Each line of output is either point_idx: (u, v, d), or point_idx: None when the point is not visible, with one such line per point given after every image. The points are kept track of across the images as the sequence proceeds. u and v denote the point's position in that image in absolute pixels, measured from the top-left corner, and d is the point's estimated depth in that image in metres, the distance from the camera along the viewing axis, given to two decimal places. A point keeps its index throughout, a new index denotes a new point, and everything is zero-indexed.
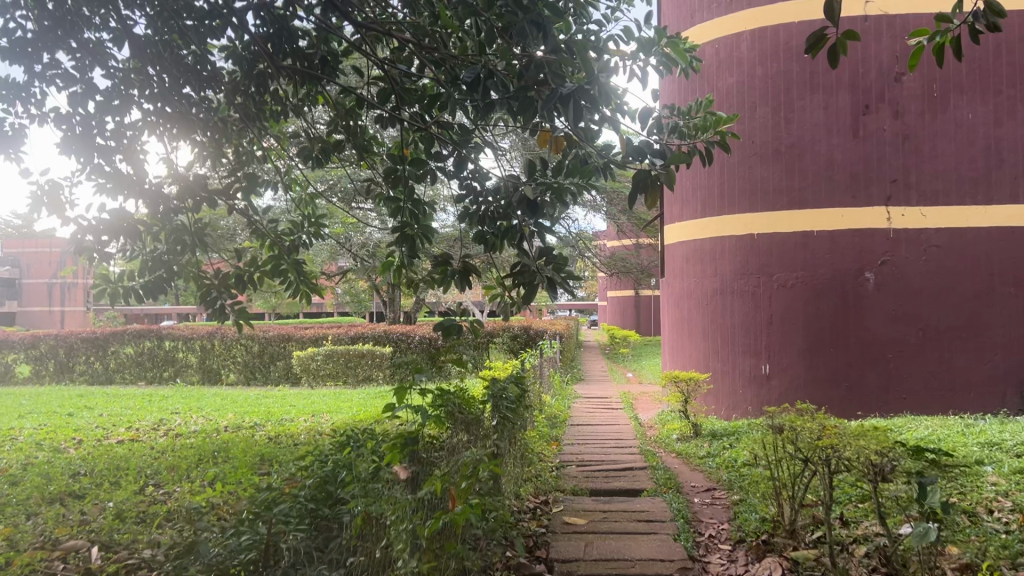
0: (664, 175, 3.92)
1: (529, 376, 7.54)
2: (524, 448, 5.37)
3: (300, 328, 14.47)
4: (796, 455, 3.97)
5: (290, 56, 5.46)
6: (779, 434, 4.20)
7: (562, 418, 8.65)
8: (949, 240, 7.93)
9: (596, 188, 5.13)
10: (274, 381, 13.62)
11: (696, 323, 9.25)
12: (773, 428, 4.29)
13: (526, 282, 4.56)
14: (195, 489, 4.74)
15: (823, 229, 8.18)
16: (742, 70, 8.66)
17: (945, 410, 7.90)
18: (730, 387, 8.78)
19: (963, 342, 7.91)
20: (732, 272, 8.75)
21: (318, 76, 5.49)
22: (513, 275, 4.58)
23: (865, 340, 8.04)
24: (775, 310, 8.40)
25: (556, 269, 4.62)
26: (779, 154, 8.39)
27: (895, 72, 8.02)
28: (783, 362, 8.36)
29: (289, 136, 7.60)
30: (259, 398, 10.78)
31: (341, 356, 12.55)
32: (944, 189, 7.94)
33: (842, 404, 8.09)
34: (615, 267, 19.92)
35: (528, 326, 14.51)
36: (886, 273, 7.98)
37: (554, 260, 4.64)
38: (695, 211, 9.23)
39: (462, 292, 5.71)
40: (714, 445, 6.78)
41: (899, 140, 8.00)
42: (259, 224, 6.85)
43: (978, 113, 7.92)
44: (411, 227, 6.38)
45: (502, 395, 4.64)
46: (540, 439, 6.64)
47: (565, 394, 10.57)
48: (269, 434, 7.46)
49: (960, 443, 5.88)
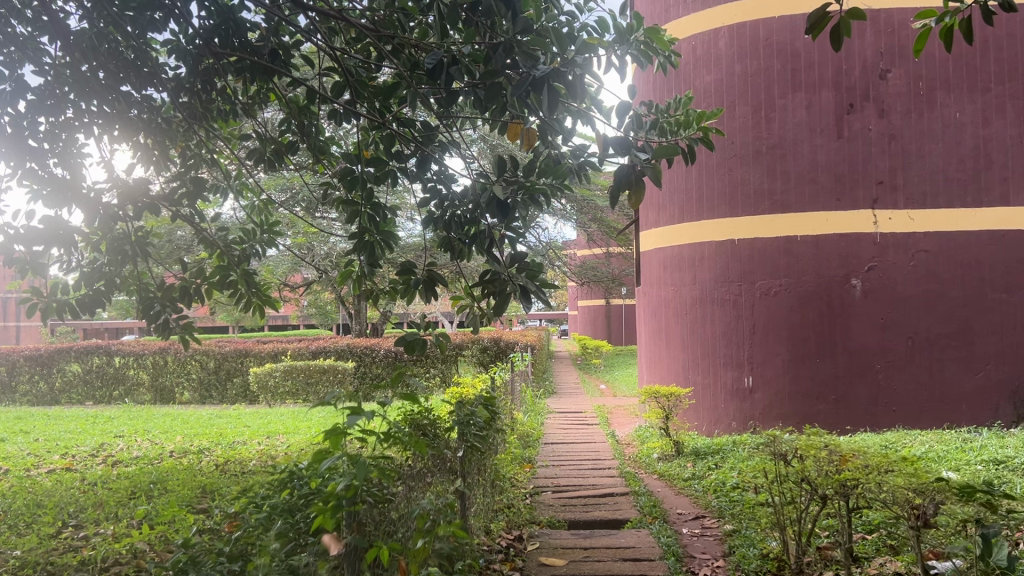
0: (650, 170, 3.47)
1: (499, 394, 7.05)
2: (495, 476, 4.86)
3: (259, 343, 13.80)
4: (803, 486, 3.53)
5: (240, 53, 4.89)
6: (782, 462, 3.75)
7: (536, 436, 8.14)
8: (939, 245, 7.57)
9: (573, 189, 4.66)
10: (231, 398, 12.96)
11: (673, 333, 8.82)
12: (775, 455, 3.85)
13: (498, 291, 4.08)
14: (120, 532, 4.16)
15: (808, 233, 7.79)
16: (720, 68, 8.27)
17: (937, 423, 7.53)
18: (711, 401, 8.34)
19: (954, 351, 7.55)
20: (712, 279, 8.32)
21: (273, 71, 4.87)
22: (482, 283, 4.09)
23: (852, 350, 7.64)
24: (758, 319, 7.98)
25: (531, 276, 4.14)
26: (760, 156, 7.99)
27: (879, 69, 7.67)
28: (767, 375, 7.93)
29: (239, 138, 7.05)
30: (213, 418, 10.13)
31: (300, 373, 11.95)
32: (932, 191, 7.59)
33: (830, 418, 7.68)
34: (586, 276, 19.48)
35: (498, 339, 14.00)
36: (873, 280, 7.61)
37: (529, 266, 4.16)
38: (673, 216, 8.81)
39: (426, 303, 5.19)
40: (699, 465, 6.34)
41: (885, 140, 7.65)
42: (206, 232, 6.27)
43: (966, 111, 7.59)
44: (371, 233, 5.87)
45: (470, 420, 4.14)
46: (513, 462, 6.14)
47: (538, 409, 10.07)
48: (216, 460, 6.87)
49: (964, 462, 5.47)
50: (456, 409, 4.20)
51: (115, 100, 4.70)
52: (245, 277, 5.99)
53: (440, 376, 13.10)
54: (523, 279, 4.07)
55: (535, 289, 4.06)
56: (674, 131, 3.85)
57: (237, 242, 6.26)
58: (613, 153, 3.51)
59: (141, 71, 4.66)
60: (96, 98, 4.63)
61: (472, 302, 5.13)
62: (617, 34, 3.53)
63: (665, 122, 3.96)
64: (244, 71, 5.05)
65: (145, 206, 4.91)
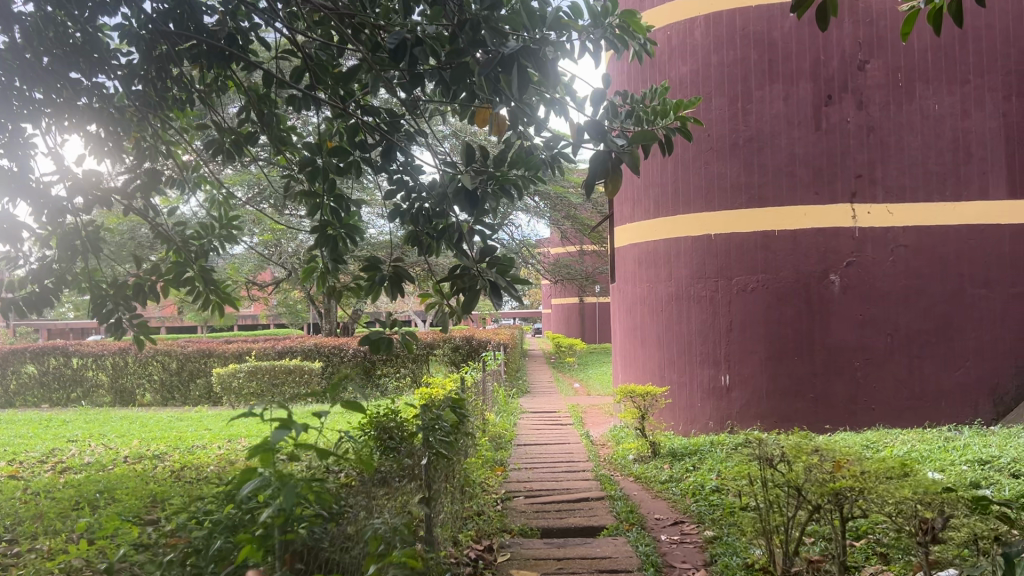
0: (627, 159, 3.24)
1: (470, 394, 6.79)
2: (464, 482, 4.60)
3: (224, 343, 13.41)
4: (793, 493, 3.33)
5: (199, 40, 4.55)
6: (769, 467, 3.56)
7: (508, 438, 7.87)
8: (918, 239, 7.43)
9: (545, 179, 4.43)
10: (194, 400, 12.56)
11: (648, 331, 8.61)
12: (761, 459, 3.64)
13: (468, 287, 3.82)
14: (57, 549, 3.83)
15: (785, 228, 7.61)
16: (696, 58, 8.07)
17: (916, 421, 7.39)
18: (687, 400, 8.14)
19: (933, 347, 7.41)
20: (688, 275, 8.13)
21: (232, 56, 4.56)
22: (450, 278, 3.83)
23: (831, 346, 7.47)
24: (735, 316, 7.79)
25: (501, 273, 3.87)
26: (736, 149, 7.81)
27: (857, 60, 7.51)
28: (744, 373, 7.74)
29: (195, 129, 6.72)
30: (173, 421, 9.76)
31: (265, 373, 11.60)
32: (911, 184, 7.44)
33: (809, 416, 7.51)
34: (559, 274, 19.26)
35: (470, 337, 13.74)
36: (852, 275, 7.45)
37: (499, 261, 3.88)
38: (648, 211, 8.60)
39: (392, 299, 4.91)
40: (676, 466, 6.13)
41: (863, 132, 7.50)
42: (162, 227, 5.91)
43: (944, 104, 7.46)
44: (334, 226, 5.57)
45: (437, 425, 3.88)
46: (483, 466, 5.88)
47: (511, 409, 9.82)
48: (172, 466, 6.53)
49: (948, 462, 5.31)
50: (420, 414, 3.93)
51: (62, 89, 4.32)
52: (201, 273, 5.66)
53: (410, 375, 12.82)
54: (494, 274, 3.82)
55: (506, 285, 3.80)
56: (650, 119, 3.62)
57: (194, 237, 5.93)
58: (588, 140, 3.22)
59: (92, 57, 4.29)
60: (42, 86, 4.24)
61: (441, 299, 4.87)
62: (590, 16, 3.30)
63: (640, 111, 3.73)
64: (199, 59, 4.72)
65: (97, 200, 4.53)
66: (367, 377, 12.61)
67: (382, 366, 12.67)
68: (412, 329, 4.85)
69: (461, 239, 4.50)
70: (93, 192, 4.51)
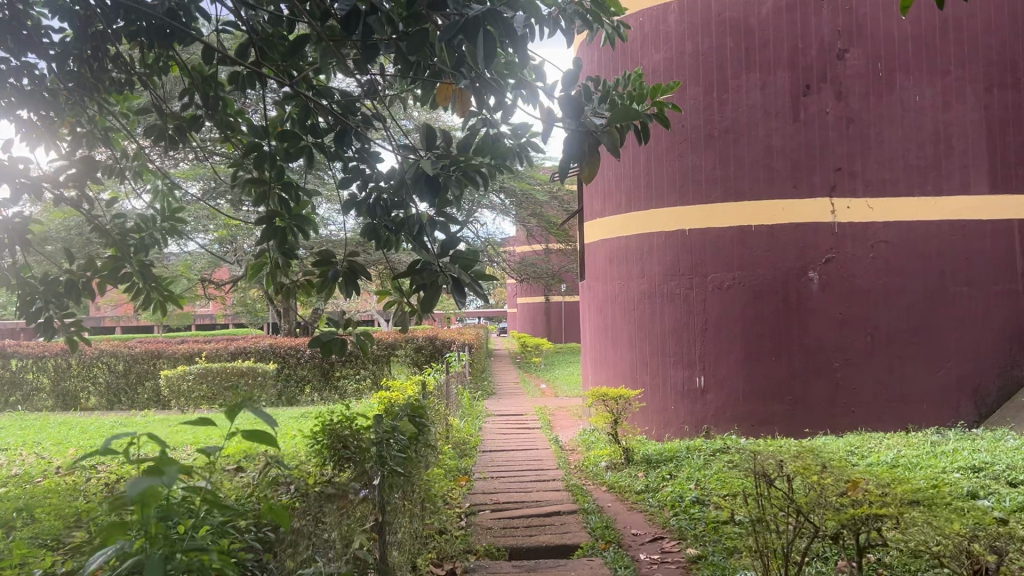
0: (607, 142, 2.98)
1: (433, 399, 6.37)
2: (424, 497, 4.19)
3: (175, 343, 12.78)
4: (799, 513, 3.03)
5: (135, 15, 4.03)
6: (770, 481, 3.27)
7: (474, 443, 7.44)
8: (899, 235, 7.17)
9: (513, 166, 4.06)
10: (142, 404, 11.94)
11: (620, 330, 8.25)
12: (762, 472, 3.33)
13: (429, 283, 3.42)
14: None
15: (762, 223, 7.30)
16: (669, 45, 7.72)
17: (897, 425, 7.13)
18: (660, 403, 7.80)
19: (914, 347, 7.16)
20: (661, 272, 7.79)
21: (170, 32, 4.05)
22: (410, 273, 3.42)
23: (810, 347, 7.17)
24: (710, 315, 7.46)
25: (464, 269, 3.47)
26: (711, 140, 7.47)
27: (836, 49, 7.21)
28: (719, 374, 7.42)
29: (134, 113, 6.18)
30: (116, 427, 9.16)
31: (217, 375, 11.03)
32: (892, 178, 7.18)
33: (786, 420, 7.21)
34: (525, 273, 18.85)
35: (433, 338, 13.32)
36: (831, 272, 7.17)
37: (462, 256, 3.47)
38: (620, 205, 8.24)
39: (347, 297, 4.48)
40: (652, 475, 5.77)
41: (843, 124, 7.21)
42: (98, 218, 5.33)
43: (925, 95, 7.21)
44: (283, 217, 5.12)
45: (393, 438, 3.46)
46: (446, 477, 5.47)
47: (476, 413, 9.41)
48: (107, 478, 6.02)
49: (939, 470, 5.03)
50: (374, 425, 3.50)
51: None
52: (142, 269, 5.11)
53: (371, 377, 12.36)
54: (457, 269, 3.42)
55: (470, 281, 3.41)
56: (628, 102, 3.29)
57: (134, 231, 5.39)
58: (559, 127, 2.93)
59: (18, 31, 3.75)
60: None
61: (401, 297, 4.46)
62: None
63: (616, 94, 3.39)
64: (137, 35, 4.19)
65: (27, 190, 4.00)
66: (326, 380, 12.11)
67: (341, 368, 12.18)
68: (369, 330, 4.44)
69: (420, 233, 4.11)
70: (21, 181, 3.97)
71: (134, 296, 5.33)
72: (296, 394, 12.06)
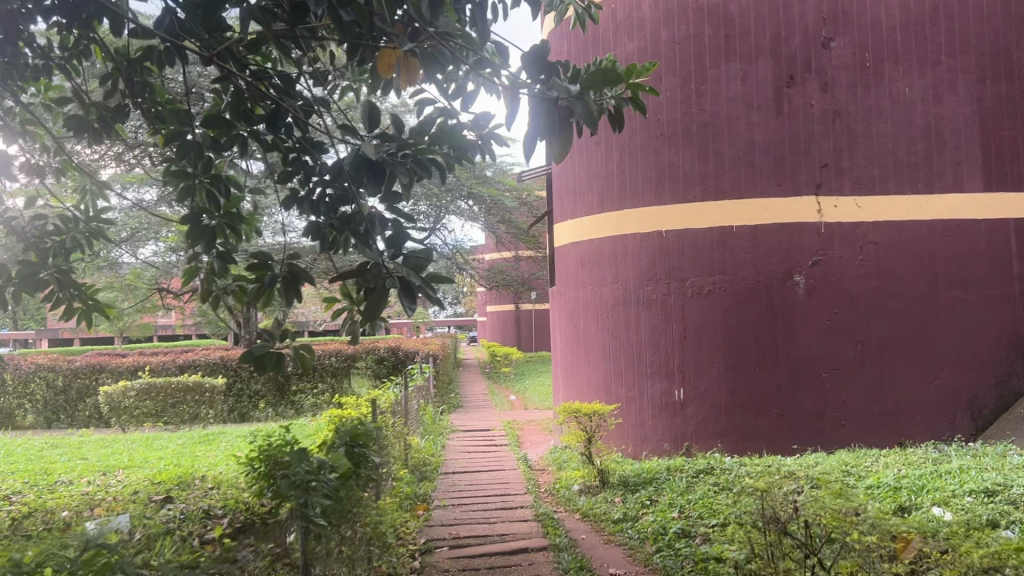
0: (580, 109, 2.53)
1: (386, 417, 5.76)
2: (371, 537, 3.61)
3: (118, 356, 11.98)
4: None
5: None
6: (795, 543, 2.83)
7: (435, 465, 6.82)
8: (889, 236, 6.72)
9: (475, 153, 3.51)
10: (82, 422, 11.13)
11: (593, 340, 7.69)
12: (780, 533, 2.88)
13: (375, 287, 2.84)
14: None
15: (746, 224, 6.79)
16: (643, 34, 7.20)
17: (889, 439, 6.66)
18: (637, 417, 7.24)
19: (906, 356, 6.70)
20: (636, 277, 7.26)
21: None
22: (354, 274, 2.83)
23: (796, 356, 6.68)
24: (689, 323, 6.94)
25: (416, 271, 2.98)
26: (690, 135, 6.96)
27: (821, 37, 6.75)
28: (700, 387, 6.89)
29: (53, 102, 5.53)
30: (45, 448, 8.39)
31: (161, 391, 10.30)
32: (881, 175, 6.73)
33: (772, 436, 6.69)
34: (495, 280, 18.18)
35: (396, 348, 12.70)
36: (818, 276, 6.68)
37: (413, 253, 3.01)
38: (592, 204, 7.70)
39: (289, 305, 3.87)
40: (630, 500, 5.21)
41: (829, 117, 6.75)
42: (12, 220, 4.65)
43: (915, 86, 6.78)
44: (212, 214, 4.55)
45: (319, 477, 2.85)
46: (399, 507, 4.90)
47: (440, 430, 8.79)
48: (19, 509, 5.33)
49: (948, 495, 4.54)
50: (294, 461, 2.88)
51: None
52: (60, 277, 4.46)
53: (329, 391, 11.89)
54: (407, 269, 2.88)
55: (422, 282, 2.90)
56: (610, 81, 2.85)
57: (54, 232, 4.70)
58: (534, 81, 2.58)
59: None
60: None
61: (352, 306, 3.91)
62: None
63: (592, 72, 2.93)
64: None
65: None
66: (281, 395, 11.41)
67: (297, 382, 11.54)
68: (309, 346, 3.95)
69: (364, 230, 3.55)
70: None
71: (54, 306, 4.69)
72: (249, 410, 11.29)
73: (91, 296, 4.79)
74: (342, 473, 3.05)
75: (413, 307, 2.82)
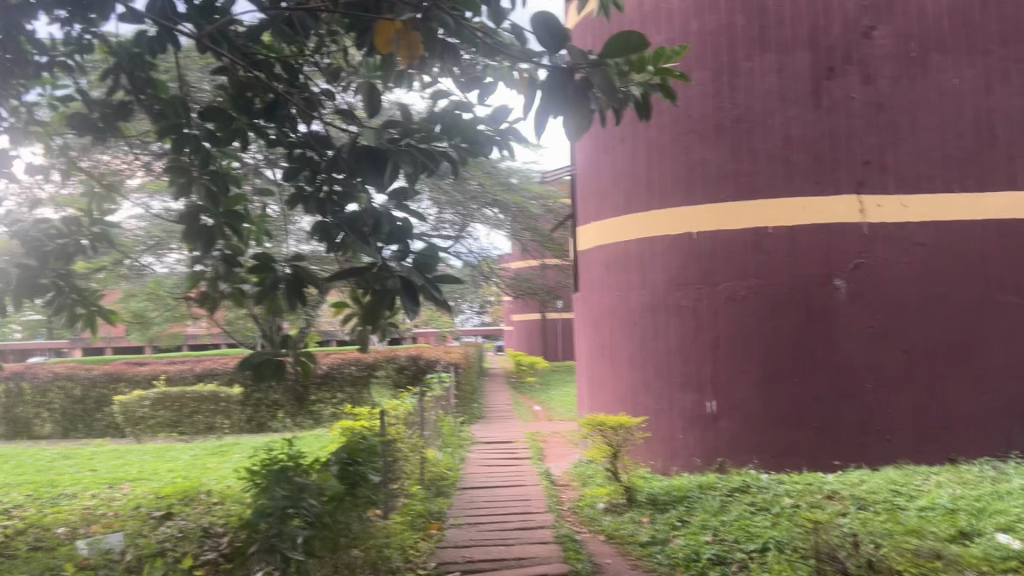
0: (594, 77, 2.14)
1: (400, 429, 5.43)
2: (373, 561, 3.32)
3: (136, 365, 11.82)
4: None
5: None
6: None
7: (453, 480, 6.48)
8: (937, 237, 6.28)
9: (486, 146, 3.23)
10: (99, 432, 10.95)
11: (619, 348, 7.32)
12: None
13: (377, 289, 2.59)
14: None
15: (783, 225, 6.39)
16: (672, 25, 6.84)
17: (938, 455, 6.22)
18: (666, 431, 6.84)
19: (956, 365, 6.26)
20: (665, 281, 6.88)
21: None
22: (352, 273, 2.59)
23: (836, 366, 6.26)
24: (722, 330, 6.54)
25: (421, 272, 2.76)
26: (722, 131, 6.58)
27: (862, 26, 6.35)
28: (733, 398, 6.48)
29: (58, 100, 5.29)
30: (56, 458, 8.18)
31: (176, 401, 10.23)
32: (928, 172, 6.31)
33: (811, 451, 6.26)
34: (521, 288, 17.82)
35: (417, 357, 12.36)
36: (860, 280, 6.27)
37: (418, 254, 2.79)
38: (618, 206, 7.34)
39: (292, 310, 3.57)
40: (659, 521, 4.83)
41: (871, 111, 6.34)
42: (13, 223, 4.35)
43: (965, 78, 6.35)
44: (210, 212, 4.14)
45: (296, 504, 2.54)
46: (410, 526, 4.61)
47: (460, 442, 8.44)
48: (17, 524, 5.10)
49: (1014, 518, 4.10)
50: (269, 485, 2.68)
51: None
52: (60, 279, 4.17)
53: (349, 401, 11.58)
54: (410, 269, 2.62)
55: (424, 284, 2.64)
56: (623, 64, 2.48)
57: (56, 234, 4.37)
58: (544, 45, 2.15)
59: None
60: None
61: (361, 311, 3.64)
62: None
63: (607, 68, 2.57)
64: None
65: None
66: (300, 405, 11.14)
67: (316, 393, 11.36)
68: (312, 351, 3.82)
69: (371, 228, 3.23)
70: None
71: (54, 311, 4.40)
72: (267, 420, 10.88)
73: (94, 301, 4.52)
74: (328, 500, 2.80)
75: (417, 312, 2.58)
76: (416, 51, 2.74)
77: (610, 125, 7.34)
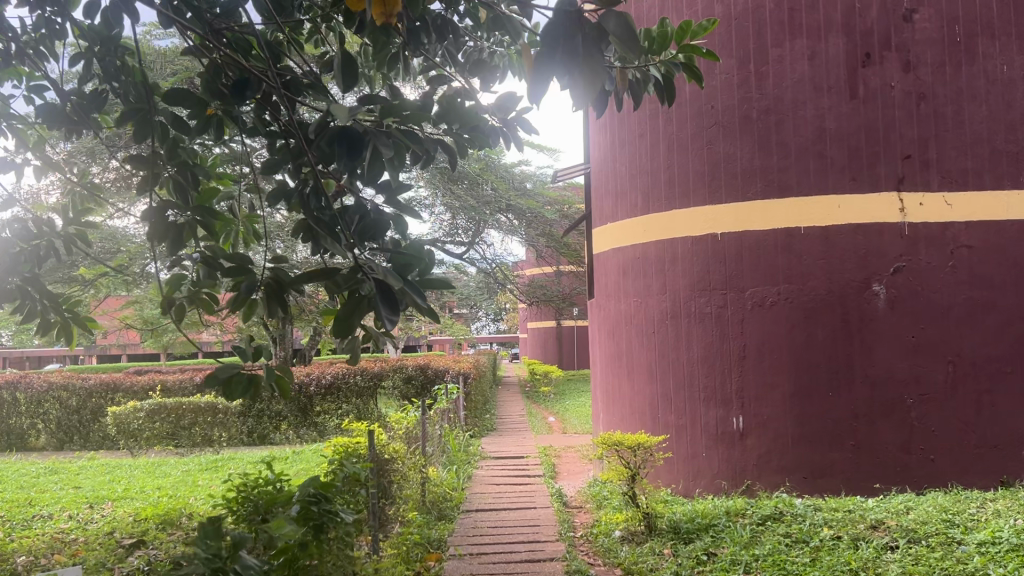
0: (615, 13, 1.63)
1: (398, 447, 4.94)
2: None
3: (134, 375, 11.41)
4: None
5: None
6: None
7: (458, 502, 5.98)
8: (985, 238, 5.75)
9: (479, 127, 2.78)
10: (94, 444, 10.53)
11: (637, 359, 6.79)
12: None
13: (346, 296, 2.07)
14: None
15: (817, 225, 5.86)
16: (694, 10, 6.34)
17: (989, 477, 5.66)
18: (688, 449, 6.30)
19: (1007, 379, 5.71)
20: (687, 287, 6.37)
21: None
22: (322, 274, 2.08)
23: (875, 378, 5.72)
24: (749, 340, 6.02)
25: (400, 275, 2.22)
26: (749, 123, 6.07)
27: (903, 9, 5.83)
28: (761, 413, 5.96)
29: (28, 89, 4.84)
30: (40, 474, 7.73)
31: (171, 412, 9.97)
32: (974, 167, 5.78)
33: (848, 473, 5.72)
34: (535, 295, 17.28)
35: (425, 366, 11.87)
36: (901, 284, 5.74)
37: (398, 254, 2.26)
38: (635, 205, 6.84)
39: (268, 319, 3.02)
40: (683, 554, 4.33)
41: (912, 101, 5.81)
42: None
43: (1014, 65, 5.82)
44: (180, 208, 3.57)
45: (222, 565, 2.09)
46: (405, 560, 4.14)
47: (467, 458, 7.93)
48: None
49: None
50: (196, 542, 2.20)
51: None
52: (28, 285, 3.45)
53: (355, 413, 11.09)
54: (388, 271, 2.08)
55: (405, 289, 2.10)
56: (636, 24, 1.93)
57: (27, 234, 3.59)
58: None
59: None
60: None
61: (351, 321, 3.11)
62: None
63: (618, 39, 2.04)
64: None
65: None
66: (304, 415, 10.75)
67: (321, 402, 10.88)
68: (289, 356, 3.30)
69: (356, 225, 2.69)
70: None
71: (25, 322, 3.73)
72: (269, 432, 10.40)
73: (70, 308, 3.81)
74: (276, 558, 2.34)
75: (396, 321, 2.04)
76: (393, 4, 1.94)
77: (626, 120, 6.85)
